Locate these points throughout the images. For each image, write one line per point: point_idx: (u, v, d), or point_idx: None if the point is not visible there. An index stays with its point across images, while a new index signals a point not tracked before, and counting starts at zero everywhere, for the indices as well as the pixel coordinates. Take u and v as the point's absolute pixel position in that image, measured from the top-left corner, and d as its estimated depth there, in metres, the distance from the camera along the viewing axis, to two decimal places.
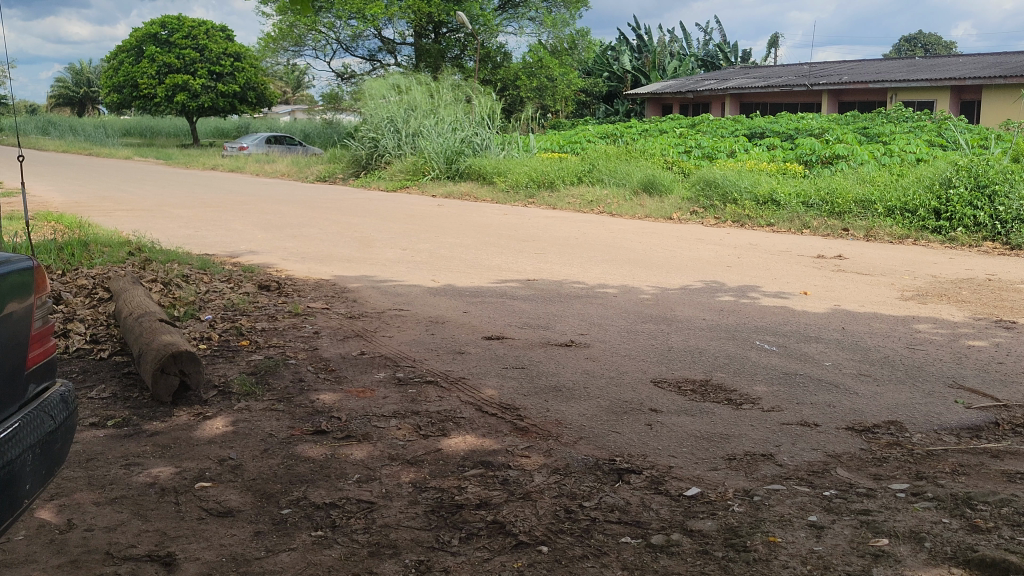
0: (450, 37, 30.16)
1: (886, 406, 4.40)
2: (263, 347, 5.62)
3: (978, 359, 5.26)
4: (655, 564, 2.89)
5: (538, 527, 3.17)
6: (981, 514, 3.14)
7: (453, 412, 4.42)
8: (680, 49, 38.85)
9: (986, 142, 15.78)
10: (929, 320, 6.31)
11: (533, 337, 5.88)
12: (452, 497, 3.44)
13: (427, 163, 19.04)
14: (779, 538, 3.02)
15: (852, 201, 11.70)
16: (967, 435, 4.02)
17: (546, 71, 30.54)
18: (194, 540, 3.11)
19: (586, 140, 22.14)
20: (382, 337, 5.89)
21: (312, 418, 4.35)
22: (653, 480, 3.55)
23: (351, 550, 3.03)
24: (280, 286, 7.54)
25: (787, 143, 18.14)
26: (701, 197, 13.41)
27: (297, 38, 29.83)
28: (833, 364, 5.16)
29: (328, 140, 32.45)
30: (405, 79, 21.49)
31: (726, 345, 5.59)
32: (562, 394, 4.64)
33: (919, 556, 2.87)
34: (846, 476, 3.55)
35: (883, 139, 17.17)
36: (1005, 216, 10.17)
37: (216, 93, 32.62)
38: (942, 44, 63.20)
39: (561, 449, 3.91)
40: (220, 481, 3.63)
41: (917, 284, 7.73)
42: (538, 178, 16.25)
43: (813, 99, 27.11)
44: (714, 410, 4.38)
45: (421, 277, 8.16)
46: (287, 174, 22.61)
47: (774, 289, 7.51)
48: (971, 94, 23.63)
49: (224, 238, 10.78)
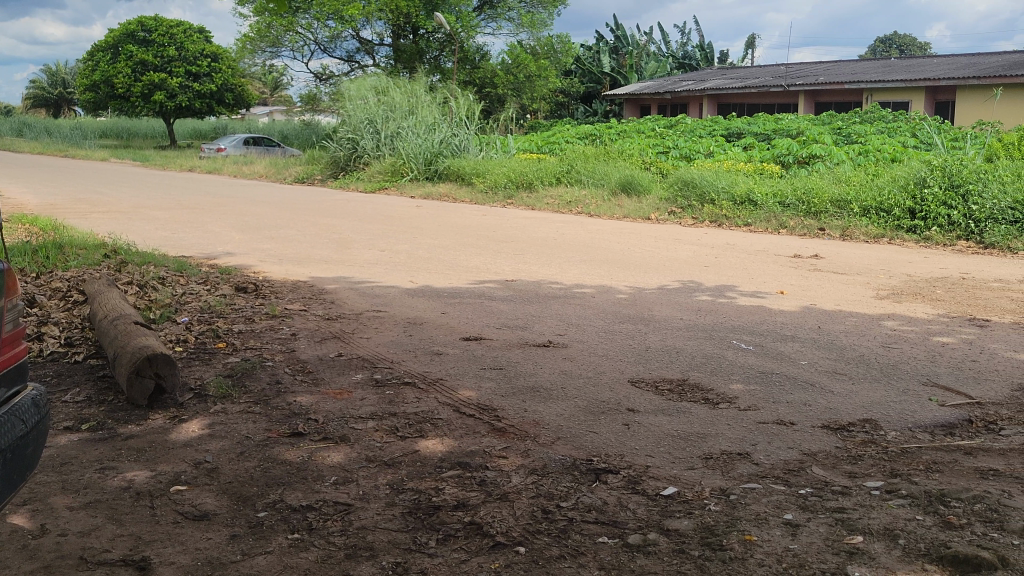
0: (429, 38, 30.09)
1: (862, 405, 4.42)
2: (241, 349, 5.59)
3: (952, 357, 5.30)
4: (632, 564, 2.89)
5: (516, 527, 3.17)
6: (954, 511, 3.16)
7: (430, 413, 4.41)
8: (658, 49, 38.91)
9: (961, 142, 15.91)
10: (903, 318, 6.36)
11: (511, 337, 5.89)
12: (429, 498, 3.44)
13: (405, 164, 19.01)
14: (754, 537, 3.03)
15: (828, 201, 11.78)
16: (940, 433, 4.05)
17: (524, 71, 30.63)
18: (169, 544, 3.09)
19: (564, 140, 22.20)
20: (360, 338, 5.89)
21: (288, 421, 4.33)
22: (630, 480, 3.56)
23: (327, 552, 3.02)
24: (258, 288, 7.50)
25: (765, 143, 18.24)
26: (678, 197, 13.46)
27: (274, 40, 29.70)
28: (809, 363, 5.18)
29: (306, 141, 32.35)
30: (383, 80, 21.44)
31: (703, 345, 5.60)
32: (540, 394, 4.65)
33: (893, 553, 2.88)
34: (821, 474, 3.57)
35: (859, 139, 17.28)
36: (978, 215, 10.27)
37: (193, 93, 32.42)
38: (916, 44, 63.71)
39: (539, 449, 3.91)
40: (196, 484, 3.60)
41: (891, 283, 7.78)
42: (516, 179, 16.28)
43: (790, 100, 27.27)
44: (691, 409, 4.39)
45: (399, 278, 8.16)
46: (265, 175, 22.47)
47: (751, 289, 7.54)
48: (945, 94, 23.83)
49: (201, 240, 10.72)
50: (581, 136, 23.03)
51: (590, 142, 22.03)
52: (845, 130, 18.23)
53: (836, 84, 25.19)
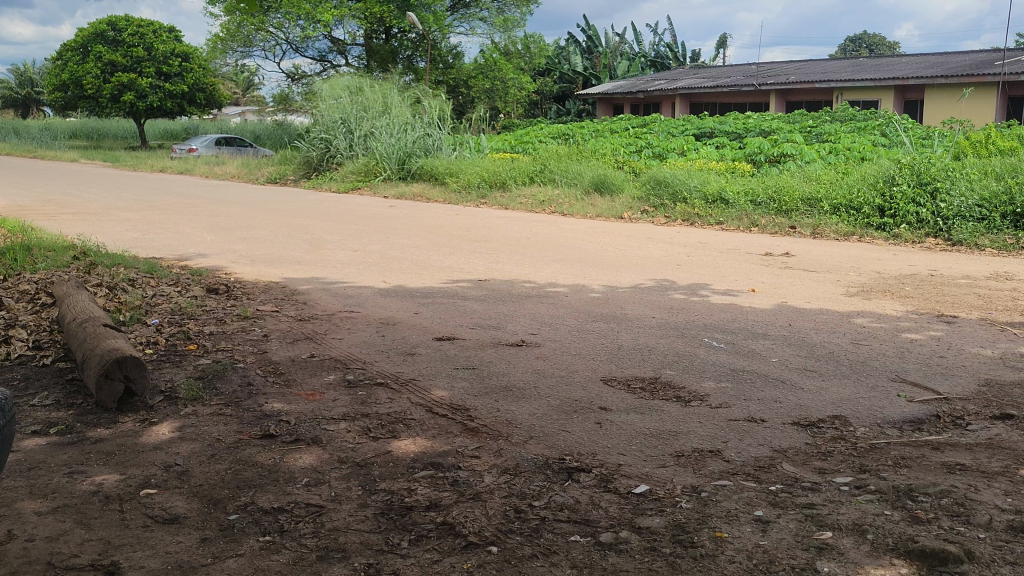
0: (402, 38, 30.03)
1: (832, 402, 4.45)
2: (212, 351, 5.54)
3: (921, 353, 5.35)
4: (603, 562, 2.89)
5: (488, 527, 3.17)
6: (922, 505, 3.20)
7: (403, 414, 4.40)
8: (630, 49, 39.00)
9: (930, 140, 16.08)
10: (873, 315, 6.42)
11: (484, 337, 5.88)
12: (402, 498, 3.43)
13: (379, 164, 18.94)
14: (725, 534, 3.04)
15: (799, 199, 11.89)
16: (908, 428, 4.09)
17: (498, 72, 30.68)
18: (138, 548, 3.06)
19: (538, 140, 22.22)
20: (332, 338, 5.87)
21: (260, 423, 4.30)
22: (602, 478, 3.56)
23: (299, 555, 3.00)
24: (229, 289, 7.45)
25: (737, 143, 18.32)
26: (651, 196, 13.51)
27: (245, 39, 29.48)
28: (779, 360, 5.22)
29: (278, 142, 32.15)
30: (356, 80, 21.35)
31: (674, 344, 5.62)
32: (512, 394, 4.64)
33: (861, 548, 2.91)
34: (791, 471, 3.59)
35: (829, 138, 17.42)
36: (946, 212, 10.39)
37: (164, 93, 32.14)
38: (887, 44, 64.25)
39: (511, 449, 3.90)
40: (165, 488, 3.57)
41: (861, 280, 7.85)
42: (489, 179, 16.27)
43: (761, 99, 27.43)
44: (663, 406, 4.42)
45: (371, 279, 8.13)
46: (236, 177, 22.27)
47: (723, 287, 7.58)
48: (913, 94, 24.04)
49: (172, 241, 10.64)
50: (554, 135, 23.05)
51: (563, 142, 22.04)
52: (815, 129, 18.37)
53: (807, 84, 25.36)
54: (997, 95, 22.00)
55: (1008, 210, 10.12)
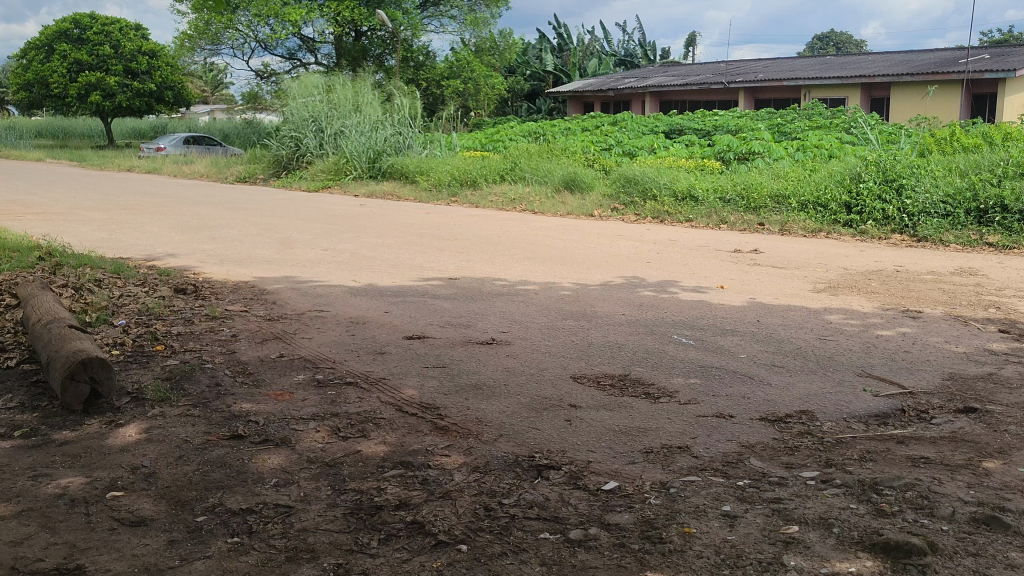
0: (372, 36, 29.95)
1: (799, 397, 4.49)
2: (180, 352, 5.49)
3: (886, 348, 5.41)
4: (573, 559, 2.90)
5: (457, 526, 3.16)
6: (887, 499, 3.23)
7: (373, 413, 4.38)
8: (600, 47, 39.07)
9: (895, 138, 16.27)
10: (840, 311, 6.48)
11: (454, 335, 5.86)
12: (371, 498, 3.41)
13: (349, 163, 18.84)
14: (693, 529, 3.06)
15: (767, 196, 11.98)
16: (874, 422, 4.14)
17: (469, 71, 30.69)
18: (104, 551, 3.03)
19: (508, 138, 22.25)
20: (302, 338, 5.83)
21: (228, 423, 4.27)
22: (571, 476, 3.57)
23: (267, 556, 2.98)
24: (197, 289, 7.40)
25: (706, 140, 18.42)
26: (621, 194, 13.55)
27: (214, 37, 29.22)
28: (748, 356, 5.25)
29: (247, 141, 31.93)
30: (326, 78, 21.24)
31: (643, 340, 5.64)
32: (482, 393, 4.63)
33: (827, 542, 2.94)
34: (759, 466, 3.62)
35: (797, 135, 17.57)
36: (911, 209, 10.52)
37: (131, 92, 31.83)
38: (855, 44, 64.75)
39: (481, 447, 3.90)
40: (132, 490, 3.54)
41: (828, 276, 7.92)
42: (460, 178, 16.25)
43: (730, 97, 27.60)
44: (632, 403, 4.43)
45: (342, 278, 8.08)
46: (206, 176, 22.12)
47: (692, 284, 7.62)
48: (880, 91, 24.16)
49: (140, 241, 10.54)
50: (525, 133, 23.06)
51: (533, 140, 22.05)
52: (782, 127, 18.51)
53: (775, 82, 25.57)
54: (961, 93, 22.27)
55: (972, 207, 10.25)
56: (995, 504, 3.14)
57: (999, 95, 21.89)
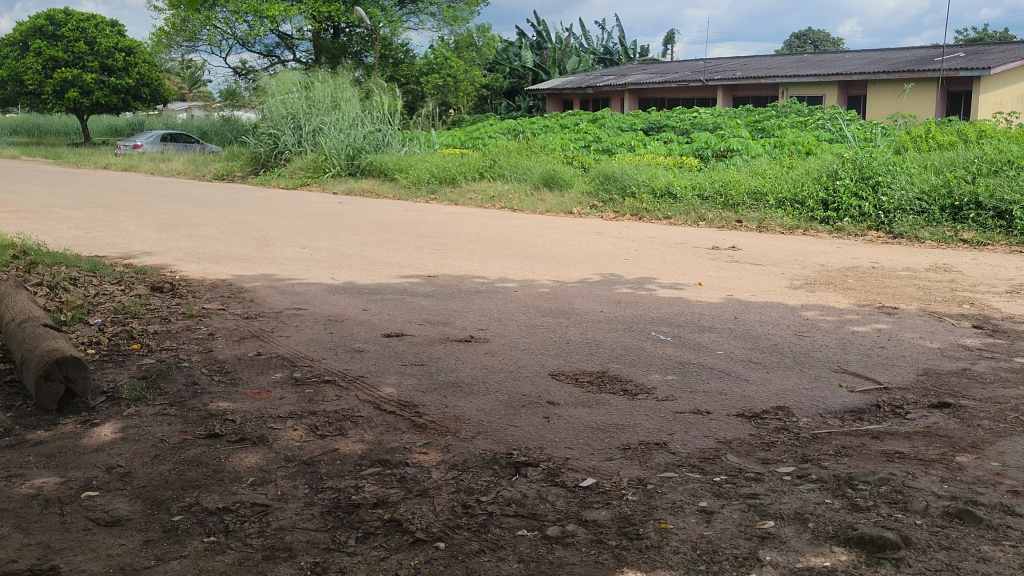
0: (351, 33, 29.89)
1: (776, 393, 4.51)
2: (156, 351, 5.45)
3: (862, 344, 5.45)
4: (550, 556, 2.90)
5: (435, 523, 3.16)
6: (862, 493, 3.26)
7: (351, 411, 4.37)
8: (579, 44, 39.12)
9: (872, 134, 16.38)
10: (817, 307, 6.52)
11: (433, 333, 5.86)
12: (348, 497, 3.40)
13: (327, 161, 18.78)
14: (669, 525, 3.07)
15: (745, 193, 12.02)
16: (849, 418, 4.17)
17: (448, 68, 30.71)
18: (79, 552, 3.00)
19: (487, 135, 22.26)
20: (279, 337, 5.80)
21: (204, 422, 4.24)
22: (549, 472, 3.58)
23: (244, 555, 2.97)
24: (174, 287, 7.35)
25: (684, 138, 18.49)
26: (600, 191, 13.58)
27: (191, 34, 29.05)
28: (725, 352, 5.27)
29: (225, 138, 31.76)
30: (304, 76, 21.14)
31: (622, 337, 5.65)
32: (461, 390, 4.63)
33: (803, 536, 2.95)
34: (735, 462, 3.64)
35: (774, 132, 17.66)
36: (887, 206, 10.60)
37: (108, 88, 31.61)
38: (832, 41, 65.11)
39: (459, 445, 3.90)
40: (107, 490, 3.51)
41: (805, 272, 7.97)
42: (439, 175, 16.23)
43: (709, 94, 27.71)
44: (610, 400, 4.44)
45: (320, 276, 8.05)
46: (183, 173, 22.00)
47: (670, 281, 7.64)
48: (857, 89, 24.30)
49: (116, 239, 10.46)
50: (504, 131, 23.07)
51: (512, 137, 22.06)
52: (759, 124, 18.62)
53: (753, 80, 25.69)
54: (936, 91, 22.44)
55: (947, 204, 10.35)
56: (968, 498, 3.17)
57: (974, 93, 22.07)
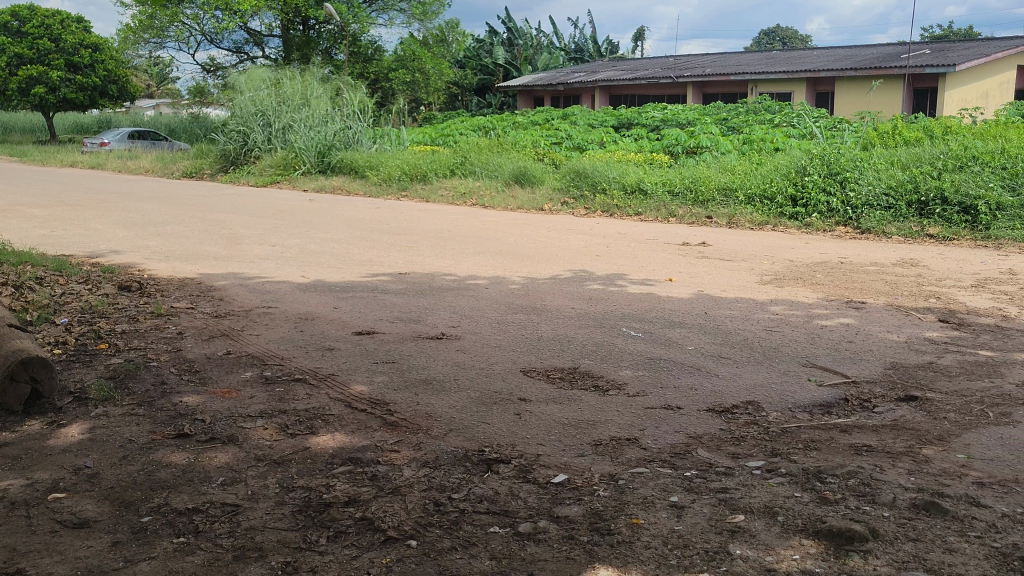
0: (320, 29, 29.71)
1: (745, 388, 4.54)
2: (124, 350, 5.39)
3: (830, 339, 5.50)
4: (522, 553, 2.90)
5: (407, 522, 3.15)
6: (830, 487, 3.29)
7: (321, 410, 4.34)
8: (550, 42, 39.12)
9: (839, 131, 16.52)
10: (786, 302, 6.57)
11: (404, 330, 5.84)
12: (319, 496, 3.38)
13: (297, 158, 18.69)
14: (641, 520, 3.08)
15: (715, 189, 12.08)
16: (818, 411, 4.20)
17: (417, 63, 30.67)
18: (46, 554, 2.97)
19: (458, 132, 22.24)
20: (249, 335, 5.76)
21: (173, 422, 4.21)
22: (521, 469, 3.58)
23: (214, 555, 2.95)
24: (142, 286, 7.28)
25: (655, 135, 18.55)
26: (571, 187, 13.60)
27: (158, 31, 28.75)
28: (695, 348, 5.30)
29: (193, 135, 31.45)
30: (274, 72, 20.98)
31: (593, 333, 5.67)
32: (433, 387, 4.63)
33: (772, 530, 2.97)
34: (706, 457, 3.65)
35: (743, 129, 17.78)
36: (855, 201, 10.70)
37: (74, 86, 31.26)
38: (800, 37, 65.52)
39: (430, 442, 3.89)
40: (74, 491, 3.46)
41: (774, 268, 8.02)
42: (410, 172, 16.19)
43: (678, 91, 27.85)
44: (582, 396, 4.46)
45: (291, 274, 8.00)
46: (151, 172, 21.81)
47: (641, 276, 7.68)
48: (824, 86, 24.50)
49: (83, 238, 10.34)
50: (474, 128, 23.05)
51: (483, 134, 22.05)
52: (728, 121, 18.72)
53: (722, 76, 25.84)
54: (902, 87, 22.65)
55: (913, 199, 10.46)
56: (934, 490, 3.21)
57: (939, 90, 22.26)
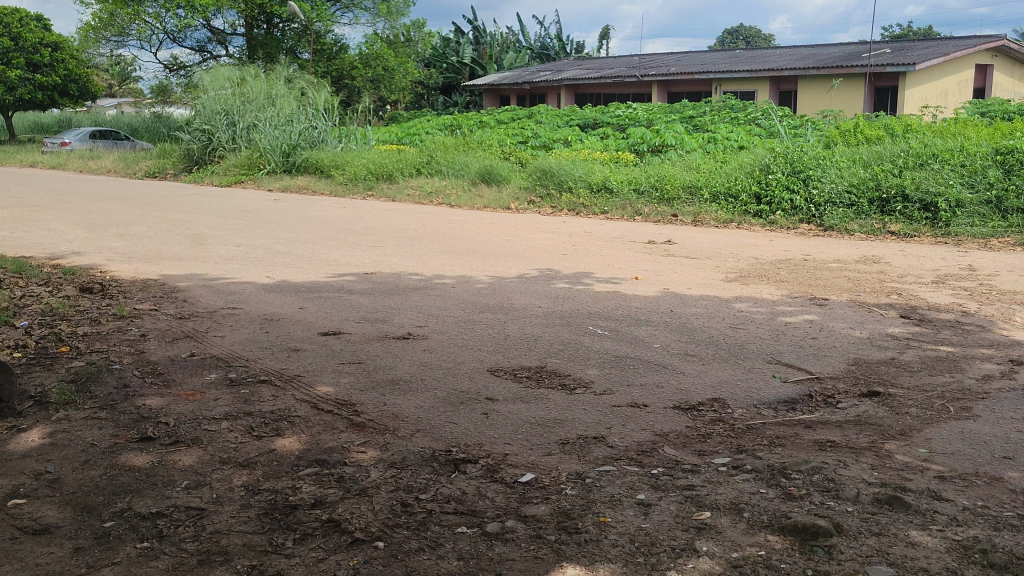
0: (285, 28, 29.52)
1: (711, 385, 4.56)
2: (86, 353, 5.32)
3: (795, 335, 5.55)
4: (489, 553, 2.90)
5: (374, 523, 3.13)
6: (795, 482, 3.32)
7: (287, 411, 4.31)
8: (516, 41, 39.14)
9: (802, 130, 16.67)
10: (750, 299, 6.62)
11: (370, 331, 5.81)
12: (285, 498, 3.36)
13: (262, 158, 18.55)
14: (608, 518, 3.09)
15: (680, 187, 12.15)
16: (783, 408, 4.24)
17: (382, 62, 30.59)
18: (6, 562, 2.92)
19: (424, 131, 22.21)
20: (214, 336, 5.71)
21: (136, 425, 4.16)
22: (488, 468, 3.57)
23: (179, 559, 2.91)
24: (104, 287, 7.19)
25: (620, 134, 18.63)
26: (537, 186, 13.62)
27: (120, 29, 28.38)
28: (662, 345, 5.33)
29: (156, 134, 31.12)
30: (237, 70, 20.78)
31: (559, 332, 5.68)
32: (399, 387, 4.61)
33: (738, 526, 2.99)
34: (672, 454, 3.67)
35: (709, 128, 17.90)
36: (818, 199, 10.81)
37: (34, 85, 30.79)
38: (763, 37, 66.09)
39: (397, 443, 3.88)
40: (35, 497, 3.41)
41: (738, 266, 8.07)
42: (376, 171, 16.12)
43: (643, 90, 27.98)
44: (548, 394, 4.47)
45: (256, 274, 7.94)
46: (113, 172, 21.54)
47: (607, 275, 7.70)
48: (787, 85, 24.73)
49: (44, 239, 10.20)
50: (440, 126, 22.99)
51: (449, 133, 22.04)
52: (693, 120, 18.83)
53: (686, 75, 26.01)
54: (864, 86, 22.89)
55: (875, 196, 10.59)
56: (896, 485, 3.25)
57: (900, 89, 22.49)
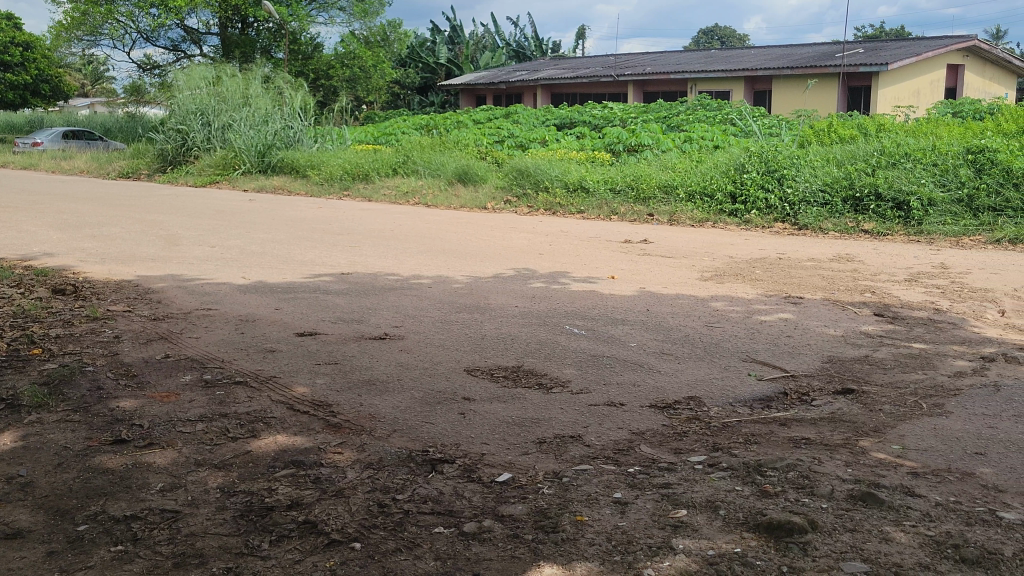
0: (260, 28, 29.36)
1: (688, 383, 4.58)
2: (58, 355, 5.27)
3: (769, 333, 5.58)
4: (466, 552, 2.90)
5: (351, 524, 3.12)
6: (770, 480, 3.34)
7: (262, 413, 4.29)
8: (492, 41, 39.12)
9: (776, 130, 16.76)
10: (726, 298, 6.64)
11: (346, 331, 5.79)
12: (261, 499, 3.34)
13: (237, 158, 18.45)
14: (585, 517, 3.10)
15: (655, 186, 12.19)
16: (758, 406, 4.25)
17: (359, 62, 30.50)
18: None
19: (400, 130, 22.14)
20: (188, 338, 5.67)
21: (110, 427, 4.12)
22: (465, 468, 3.57)
23: (154, 563, 2.89)
24: (78, 289, 7.12)
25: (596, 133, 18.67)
26: (513, 186, 13.62)
27: (92, 28, 28.09)
28: (637, 344, 5.34)
29: (130, 134, 30.87)
30: (212, 70, 20.64)
31: (536, 331, 5.68)
32: (376, 388, 4.60)
33: (714, 524, 3.01)
34: (649, 452, 3.68)
35: (684, 128, 17.97)
36: (792, 198, 10.88)
37: (4, 84, 30.43)
38: (737, 36, 66.47)
39: (373, 443, 3.86)
40: (7, 501, 3.37)
41: (714, 265, 8.10)
42: (352, 171, 16.07)
43: (619, 89, 28.05)
44: (525, 394, 4.47)
45: (231, 275, 7.89)
46: (86, 172, 21.37)
47: (583, 274, 7.71)
48: (762, 84, 24.87)
49: (16, 240, 10.09)
50: (417, 126, 22.94)
51: (425, 133, 21.99)
52: (668, 120, 18.89)
53: (662, 75, 26.10)
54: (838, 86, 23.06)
55: (848, 195, 10.66)
56: (870, 481, 3.27)
57: (873, 88, 22.65)
